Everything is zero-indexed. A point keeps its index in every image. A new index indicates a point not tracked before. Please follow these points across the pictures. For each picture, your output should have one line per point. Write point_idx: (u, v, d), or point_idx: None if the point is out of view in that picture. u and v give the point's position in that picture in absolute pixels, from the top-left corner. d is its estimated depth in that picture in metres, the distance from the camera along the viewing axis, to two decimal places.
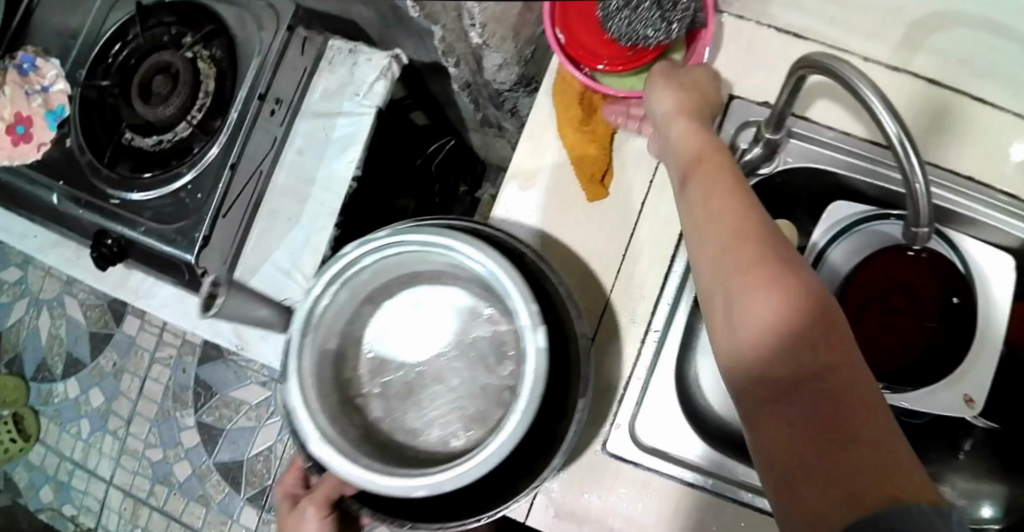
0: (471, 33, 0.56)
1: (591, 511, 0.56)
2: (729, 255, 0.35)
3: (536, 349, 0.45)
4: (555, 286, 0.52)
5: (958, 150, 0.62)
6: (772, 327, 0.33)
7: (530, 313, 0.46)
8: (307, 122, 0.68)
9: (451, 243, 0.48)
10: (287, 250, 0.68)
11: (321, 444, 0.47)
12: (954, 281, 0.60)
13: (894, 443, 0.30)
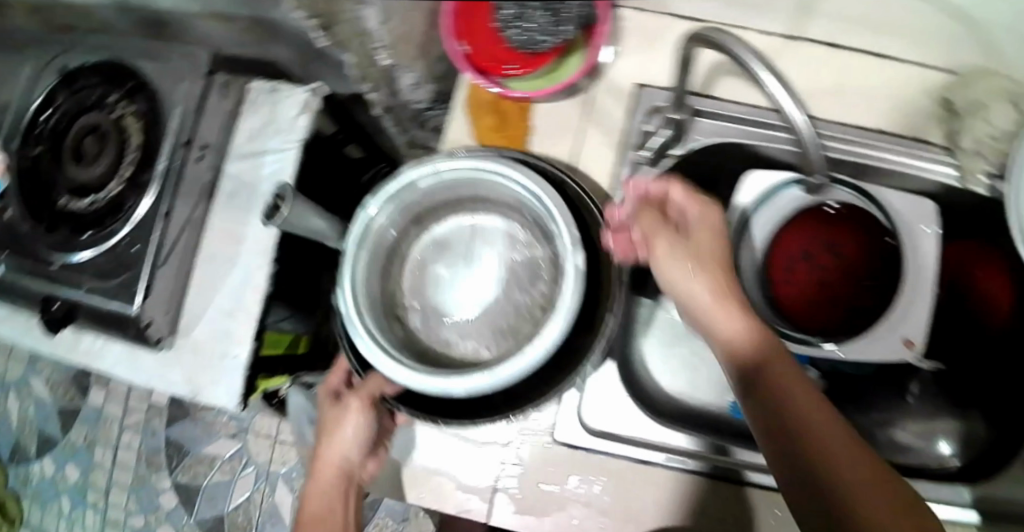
0: (379, 55, 0.61)
1: (550, 500, 0.60)
2: (806, 423, 0.41)
3: (576, 268, 0.51)
4: (595, 213, 0.56)
5: (864, 107, 0.63)
6: (859, 486, 0.38)
7: (570, 237, 0.52)
8: (234, 164, 0.69)
9: (499, 167, 0.55)
10: (229, 291, 0.69)
11: (371, 346, 0.52)
12: (865, 228, 0.64)
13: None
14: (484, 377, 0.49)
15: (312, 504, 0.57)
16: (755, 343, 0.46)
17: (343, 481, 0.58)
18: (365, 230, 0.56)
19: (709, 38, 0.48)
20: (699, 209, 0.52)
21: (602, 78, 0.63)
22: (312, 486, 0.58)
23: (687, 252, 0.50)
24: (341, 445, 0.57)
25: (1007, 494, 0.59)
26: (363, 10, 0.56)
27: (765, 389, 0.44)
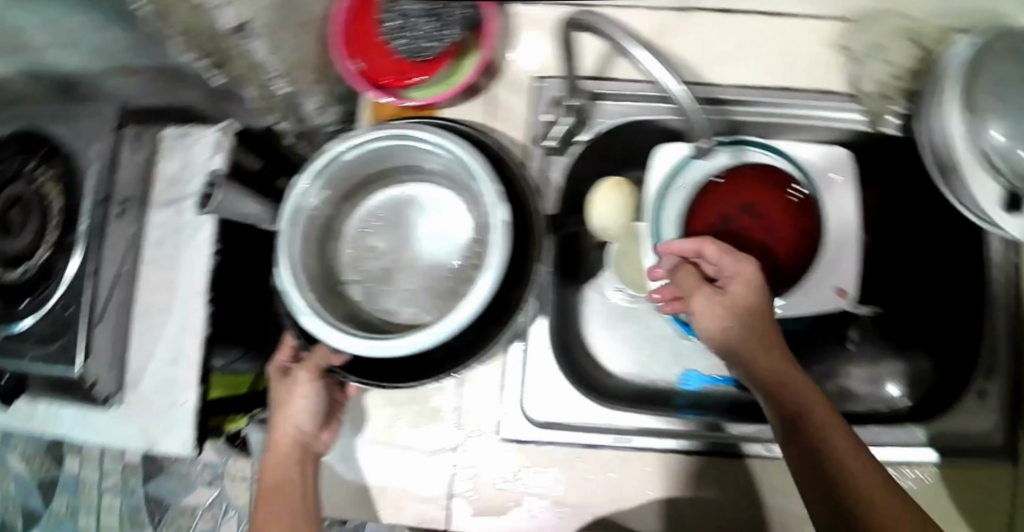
0: (274, 86, 0.63)
1: (506, 495, 0.62)
2: (833, 458, 0.46)
3: (502, 222, 0.54)
4: (513, 171, 0.59)
5: (763, 66, 0.63)
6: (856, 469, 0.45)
7: (493, 191, 0.55)
8: (158, 214, 0.70)
9: (419, 134, 0.57)
10: (169, 339, 0.70)
11: (310, 318, 0.54)
12: (773, 180, 0.64)
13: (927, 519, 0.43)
14: (422, 336, 0.52)
15: (272, 476, 0.58)
16: (784, 381, 0.50)
17: (300, 451, 0.59)
18: (296, 211, 0.58)
19: (585, 21, 0.48)
20: (734, 262, 0.56)
21: (500, 76, 0.63)
22: (271, 459, 0.58)
23: (724, 301, 0.55)
24: (295, 417, 0.58)
25: (963, 426, 0.62)
26: (250, 42, 0.57)
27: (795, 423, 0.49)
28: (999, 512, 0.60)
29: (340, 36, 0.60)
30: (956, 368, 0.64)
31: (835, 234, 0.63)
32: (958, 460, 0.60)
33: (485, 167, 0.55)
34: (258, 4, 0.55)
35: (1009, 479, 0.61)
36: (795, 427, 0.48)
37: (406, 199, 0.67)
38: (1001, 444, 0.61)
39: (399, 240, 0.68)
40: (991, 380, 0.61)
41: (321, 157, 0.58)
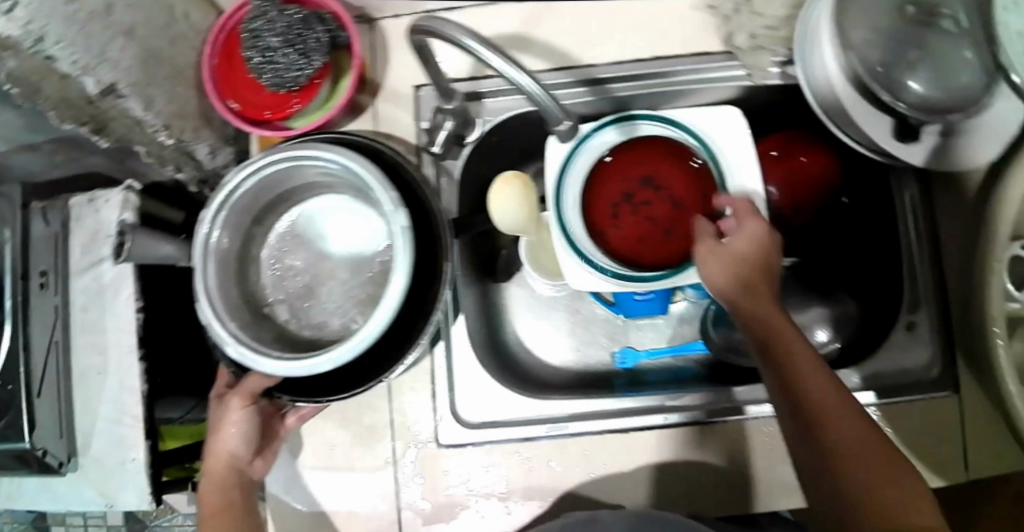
0: (160, 137, 0.63)
1: (453, 501, 0.62)
2: (831, 421, 0.45)
3: (402, 228, 0.53)
4: (410, 172, 0.57)
5: (638, 37, 0.62)
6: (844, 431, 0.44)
7: (391, 198, 0.53)
8: (80, 281, 0.73)
9: (312, 152, 0.55)
10: (110, 400, 0.72)
11: (238, 347, 0.54)
12: (666, 150, 0.65)
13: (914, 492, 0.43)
14: (347, 348, 0.52)
15: (207, 501, 0.56)
16: (788, 343, 0.48)
17: (236, 475, 0.57)
18: (206, 248, 0.56)
19: (431, 25, 0.42)
20: (744, 227, 0.53)
21: (380, 90, 0.64)
22: (208, 483, 0.57)
23: (730, 260, 0.51)
24: (229, 441, 0.57)
25: (900, 364, 0.60)
26: (125, 101, 0.58)
27: (793, 381, 0.46)
28: (952, 448, 0.58)
29: (212, 82, 0.60)
30: (884, 307, 0.64)
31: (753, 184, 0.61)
32: (900, 398, 0.58)
33: (377, 175, 0.53)
34: (122, 64, 0.55)
35: (956, 409, 0.58)
36: (798, 388, 0.46)
37: (316, 214, 0.65)
38: (939, 377, 0.59)
39: (315, 255, 0.65)
40: (918, 312, 0.60)
41: (217, 190, 0.56)
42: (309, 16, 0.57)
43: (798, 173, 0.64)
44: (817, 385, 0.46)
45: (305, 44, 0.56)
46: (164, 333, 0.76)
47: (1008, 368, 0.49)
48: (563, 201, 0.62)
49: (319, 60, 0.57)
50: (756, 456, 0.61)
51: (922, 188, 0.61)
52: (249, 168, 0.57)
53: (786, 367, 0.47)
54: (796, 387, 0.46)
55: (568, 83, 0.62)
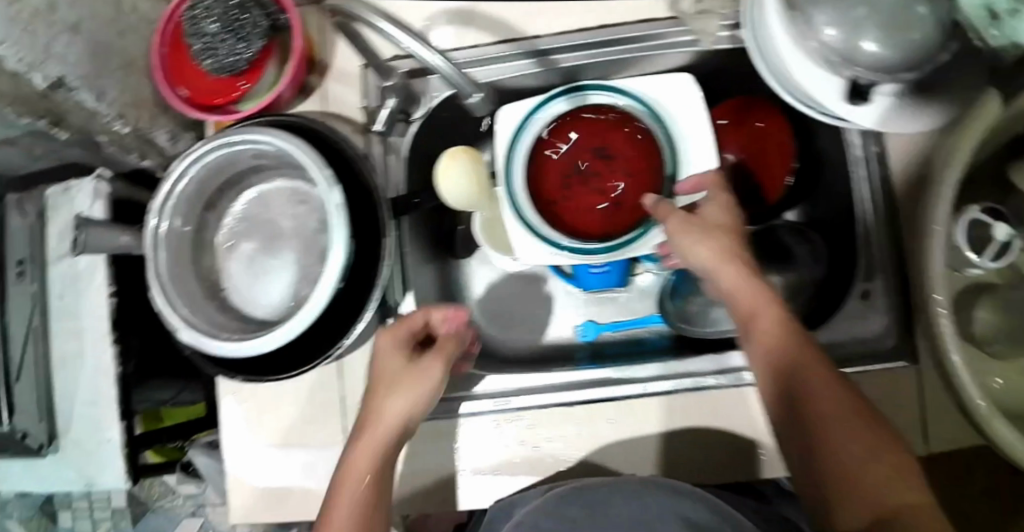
0: (116, 126, 0.65)
1: (403, 477, 0.61)
2: (817, 404, 0.45)
3: (336, 204, 0.55)
4: (350, 151, 0.59)
5: (581, 8, 0.62)
6: (832, 416, 0.44)
7: (327, 177, 0.56)
8: (56, 270, 0.76)
9: (253, 138, 0.57)
10: (87, 383, 0.75)
11: (190, 331, 0.57)
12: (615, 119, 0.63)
13: (910, 483, 0.41)
14: (291, 327, 0.54)
15: (358, 466, 0.52)
16: (779, 326, 0.48)
17: (396, 442, 0.54)
18: (158, 237, 0.59)
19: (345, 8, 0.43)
20: (715, 202, 0.56)
21: (328, 71, 0.64)
22: (353, 452, 0.52)
23: (700, 225, 0.54)
24: (411, 396, 0.54)
25: (856, 334, 0.59)
26: (77, 93, 0.59)
27: (771, 362, 0.48)
28: (910, 420, 0.56)
29: (160, 71, 0.61)
30: (838, 274, 0.62)
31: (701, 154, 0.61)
32: (854, 368, 0.57)
33: (314, 155, 0.56)
34: (70, 58, 0.57)
35: (912, 382, 0.56)
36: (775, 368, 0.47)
37: (269, 197, 0.67)
38: (895, 346, 0.57)
39: (268, 240, 0.66)
40: (873, 280, 0.59)
41: (166, 179, 0.59)
42: (247, 1, 0.58)
43: (757, 137, 0.63)
44: (794, 365, 0.47)
45: (243, 27, 0.58)
46: (137, 317, 0.78)
47: (952, 340, 0.49)
48: (512, 173, 0.62)
49: (258, 42, 0.58)
50: (706, 429, 0.60)
51: (877, 151, 0.60)
52: (193, 156, 0.59)
53: (773, 349, 0.48)
54: (781, 365, 0.47)
55: (512, 55, 0.61)
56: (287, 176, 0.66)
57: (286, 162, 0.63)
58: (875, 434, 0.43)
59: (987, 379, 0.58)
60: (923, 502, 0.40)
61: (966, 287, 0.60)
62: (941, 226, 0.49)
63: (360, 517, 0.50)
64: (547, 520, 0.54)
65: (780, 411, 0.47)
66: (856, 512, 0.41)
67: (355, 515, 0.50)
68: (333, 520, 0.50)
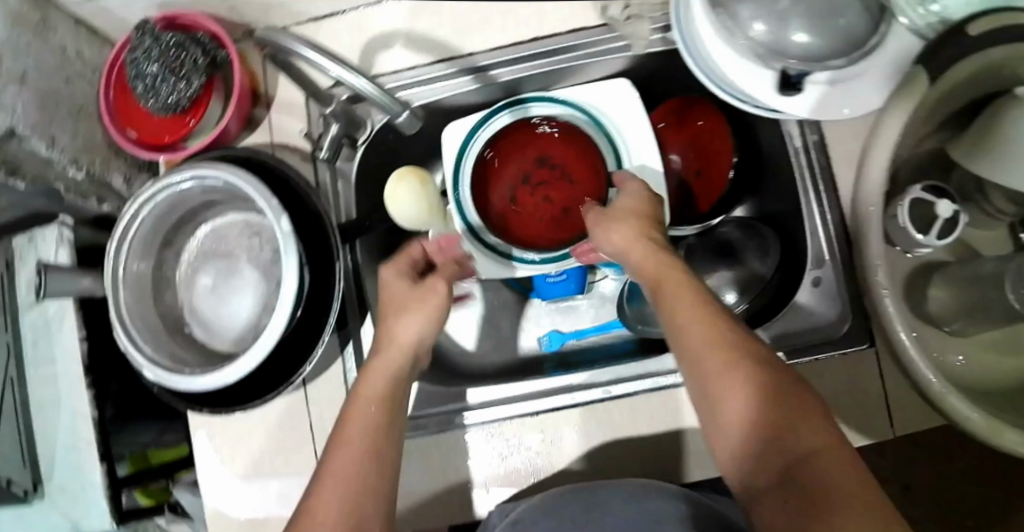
0: (71, 172, 0.66)
1: None
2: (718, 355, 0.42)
3: (285, 232, 0.56)
4: (297, 180, 0.60)
5: (513, 20, 0.62)
6: (734, 365, 0.41)
7: (274, 206, 0.57)
8: (28, 316, 0.76)
9: (201, 173, 0.58)
10: (65, 427, 0.75)
11: (151, 368, 0.57)
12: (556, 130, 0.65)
13: (820, 430, 0.39)
14: (248, 359, 0.55)
15: (371, 385, 0.50)
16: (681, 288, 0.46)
17: (409, 364, 0.53)
18: (117, 279, 0.59)
19: (270, 40, 0.45)
20: (629, 190, 0.55)
21: (272, 102, 0.65)
22: (365, 374, 0.51)
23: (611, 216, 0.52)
24: (413, 322, 0.53)
25: (808, 323, 0.59)
26: (27, 143, 0.60)
27: (684, 337, 0.43)
28: (872, 403, 0.56)
29: (108, 114, 0.63)
30: (790, 264, 0.63)
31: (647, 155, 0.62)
32: (809, 357, 0.57)
33: (259, 187, 0.56)
34: (18, 109, 0.58)
35: (871, 365, 0.57)
36: (687, 342, 0.43)
37: (224, 230, 0.68)
38: (849, 331, 0.57)
39: (225, 273, 0.66)
40: (822, 267, 0.59)
41: (119, 220, 0.60)
42: (185, 40, 0.59)
43: (698, 137, 0.66)
44: (708, 335, 0.43)
45: (182, 66, 0.59)
46: (109, 361, 0.79)
47: (896, 318, 0.49)
48: (461, 190, 0.64)
49: (198, 79, 0.60)
50: (672, 429, 0.60)
51: (816, 139, 0.60)
52: (145, 196, 0.60)
53: (676, 311, 0.44)
54: (684, 324, 0.43)
55: (451, 73, 0.63)
56: (240, 209, 0.67)
57: (236, 195, 0.65)
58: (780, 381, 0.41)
59: (946, 358, 0.59)
60: (834, 445, 0.39)
61: (916, 268, 0.62)
62: (876, 208, 0.51)
63: (378, 436, 0.48)
64: (545, 518, 0.53)
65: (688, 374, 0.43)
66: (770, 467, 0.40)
67: (368, 427, 0.48)
68: (347, 439, 0.47)
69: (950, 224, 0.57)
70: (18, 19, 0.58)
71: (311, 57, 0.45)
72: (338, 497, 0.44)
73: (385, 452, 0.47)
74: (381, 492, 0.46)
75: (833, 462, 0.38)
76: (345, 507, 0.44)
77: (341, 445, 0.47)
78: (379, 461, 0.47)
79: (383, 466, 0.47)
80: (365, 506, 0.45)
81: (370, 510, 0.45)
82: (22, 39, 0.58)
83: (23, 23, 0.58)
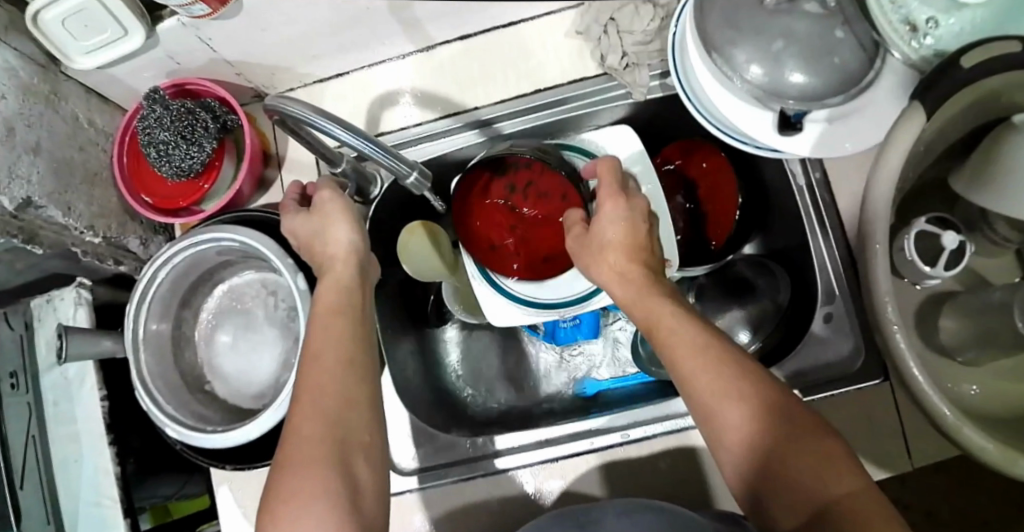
0: (87, 237, 0.68)
1: None
2: (726, 393, 0.43)
3: (300, 291, 0.57)
4: None
5: (513, 74, 0.65)
6: (742, 402, 0.42)
7: (289, 265, 0.58)
8: (48, 376, 0.76)
9: (217, 235, 0.60)
10: (88, 484, 0.74)
11: (173, 427, 0.58)
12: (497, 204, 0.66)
13: (836, 456, 0.40)
14: (268, 417, 0.56)
15: (328, 296, 0.50)
16: (679, 327, 0.46)
17: (359, 272, 0.52)
18: (138, 340, 0.61)
19: (283, 107, 0.45)
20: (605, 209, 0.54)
21: (284, 163, 0.69)
22: (321, 292, 0.50)
23: (599, 253, 0.52)
24: (337, 230, 0.52)
25: (824, 360, 0.59)
26: (45, 211, 0.62)
27: (691, 377, 0.44)
28: (888, 435, 0.57)
29: (123, 181, 0.64)
30: (801, 300, 0.63)
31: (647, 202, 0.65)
32: (826, 393, 0.58)
33: (273, 246, 0.58)
34: (33, 178, 0.60)
35: (885, 397, 0.57)
36: (696, 383, 0.44)
37: (240, 288, 0.69)
38: (864, 366, 0.58)
39: (243, 329, 0.67)
40: (834, 302, 0.60)
41: (137, 282, 0.61)
42: (194, 107, 0.61)
43: (702, 178, 0.68)
44: (714, 375, 0.44)
45: (193, 132, 0.60)
46: (129, 419, 0.80)
47: (909, 355, 0.48)
48: (476, 246, 0.67)
49: (210, 144, 0.61)
50: (691, 469, 0.61)
51: (821, 177, 0.61)
52: (162, 258, 0.62)
53: (678, 352, 0.45)
54: (690, 364, 0.45)
55: (457, 129, 0.66)
56: (255, 267, 0.69)
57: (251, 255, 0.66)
58: (793, 413, 0.42)
59: (960, 387, 0.59)
60: (853, 478, 0.39)
61: (927, 299, 0.63)
62: (882, 244, 0.49)
63: (344, 344, 0.47)
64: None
65: (698, 414, 0.44)
66: (792, 508, 0.40)
67: (336, 342, 0.47)
68: (314, 356, 0.46)
69: (956, 254, 0.57)
70: (30, 91, 0.60)
71: (326, 127, 0.45)
72: (318, 412, 0.43)
73: (358, 364, 0.46)
74: (365, 393, 0.45)
75: (854, 500, 0.38)
76: (327, 418, 0.43)
77: (312, 363, 0.46)
78: (354, 370, 0.46)
79: (365, 380, 0.46)
80: (347, 414, 0.44)
81: (355, 418, 0.44)
82: (35, 109, 0.60)
83: (35, 94, 0.60)
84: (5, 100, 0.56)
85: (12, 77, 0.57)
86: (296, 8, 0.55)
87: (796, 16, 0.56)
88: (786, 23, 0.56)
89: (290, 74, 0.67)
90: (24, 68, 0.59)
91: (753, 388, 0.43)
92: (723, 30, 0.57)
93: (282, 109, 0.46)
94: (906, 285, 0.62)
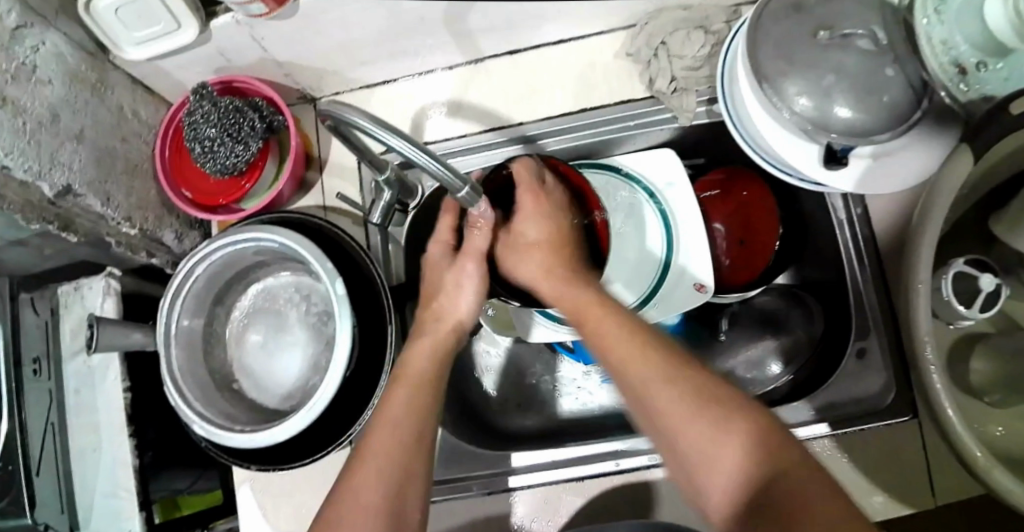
0: (123, 227, 0.67)
1: None
2: (651, 374, 0.44)
3: (339, 296, 0.57)
4: (350, 245, 0.63)
5: (559, 91, 0.66)
6: (661, 379, 0.43)
7: (328, 269, 0.58)
8: (71, 364, 0.75)
9: (256, 234, 0.60)
10: (105, 475, 0.73)
11: (201, 425, 0.58)
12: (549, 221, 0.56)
13: (773, 441, 0.39)
14: (298, 421, 0.55)
15: (415, 363, 0.51)
16: (606, 316, 0.48)
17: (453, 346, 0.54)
18: (169, 334, 0.61)
19: (334, 113, 0.41)
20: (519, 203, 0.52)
21: (326, 166, 0.70)
22: (407, 358, 0.52)
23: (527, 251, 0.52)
24: (462, 299, 0.54)
25: (855, 395, 0.59)
26: (84, 199, 0.62)
27: (620, 360, 0.45)
28: (917, 473, 0.57)
29: (164, 174, 0.65)
30: (836, 332, 0.63)
31: (681, 229, 0.67)
32: (855, 428, 0.58)
33: (314, 249, 0.58)
34: (75, 166, 0.60)
35: (915, 435, 0.57)
36: (624, 364, 0.45)
37: (274, 289, 0.69)
38: (896, 402, 0.58)
39: (273, 330, 0.67)
40: (868, 339, 0.60)
41: (174, 276, 0.61)
42: (242, 105, 0.61)
43: (741, 206, 0.69)
44: (638, 354, 0.45)
45: (240, 131, 0.60)
46: (150, 409, 0.79)
47: (945, 397, 0.47)
48: None
49: (256, 144, 0.61)
50: None
51: (861, 211, 0.62)
52: (200, 254, 0.61)
53: (606, 339, 0.47)
54: (616, 348, 0.46)
55: (501, 142, 0.67)
56: (290, 269, 0.69)
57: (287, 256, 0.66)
58: (721, 392, 0.42)
59: (986, 428, 0.58)
60: (791, 458, 0.39)
61: (958, 339, 0.63)
62: (926, 285, 0.48)
63: (415, 417, 0.48)
64: None
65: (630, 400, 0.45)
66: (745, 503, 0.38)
67: (408, 411, 0.48)
68: (383, 421, 0.48)
69: (991, 298, 0.58)
70: (77, 79, 0.59)
71: (380, 137, 0.42)
72: (380, 484, 0.45)
73: (424, 442, 0.48)
74: (422, 472, 0.47)
75: (798, 480, 0.37)
76: (384, 488, 0.45)
77: (383, 427, 0.48)
78: (418, 450, 0.47)
79: (424, 458, 0.48)
80: (405, 488, 0.46)
81: (411, 493, 0.46)
82: (81, 97, 0.60)
83: (82, 81, 0.60)
84: (52, 86, 0.56)
85: (60, 64, 0.57)
86: (350, 14, 0.56)
87: (849, 51, 0.55)
88: (839, 56, 0.55)
89: (337, 78, 0.67)
90: (73, 56, 0.59)
91: (677, 368, 0.43)
92: (774, 60, 0.56)
93: (334, 112, 0.41)
94: (942, 325, 0.62)
